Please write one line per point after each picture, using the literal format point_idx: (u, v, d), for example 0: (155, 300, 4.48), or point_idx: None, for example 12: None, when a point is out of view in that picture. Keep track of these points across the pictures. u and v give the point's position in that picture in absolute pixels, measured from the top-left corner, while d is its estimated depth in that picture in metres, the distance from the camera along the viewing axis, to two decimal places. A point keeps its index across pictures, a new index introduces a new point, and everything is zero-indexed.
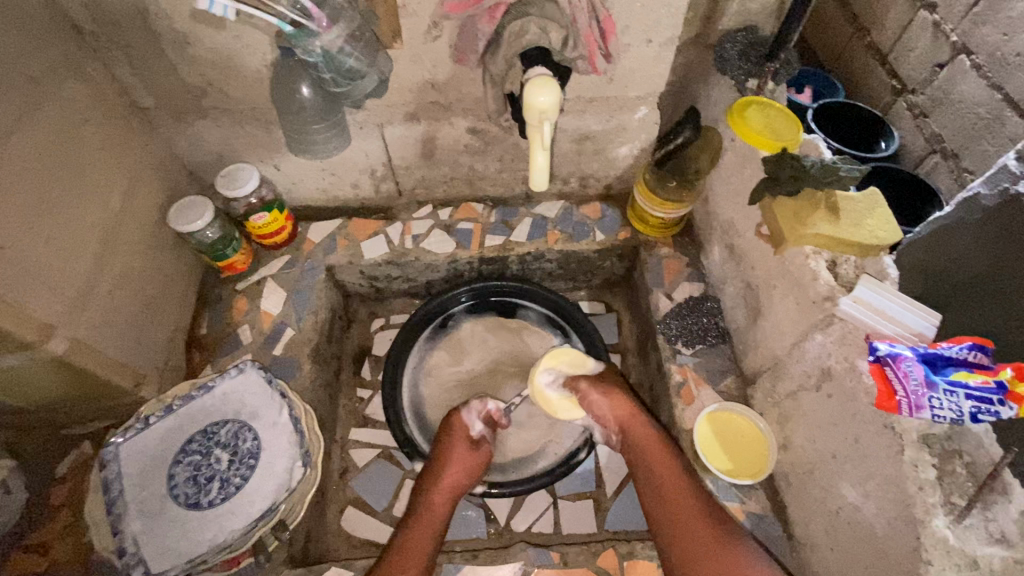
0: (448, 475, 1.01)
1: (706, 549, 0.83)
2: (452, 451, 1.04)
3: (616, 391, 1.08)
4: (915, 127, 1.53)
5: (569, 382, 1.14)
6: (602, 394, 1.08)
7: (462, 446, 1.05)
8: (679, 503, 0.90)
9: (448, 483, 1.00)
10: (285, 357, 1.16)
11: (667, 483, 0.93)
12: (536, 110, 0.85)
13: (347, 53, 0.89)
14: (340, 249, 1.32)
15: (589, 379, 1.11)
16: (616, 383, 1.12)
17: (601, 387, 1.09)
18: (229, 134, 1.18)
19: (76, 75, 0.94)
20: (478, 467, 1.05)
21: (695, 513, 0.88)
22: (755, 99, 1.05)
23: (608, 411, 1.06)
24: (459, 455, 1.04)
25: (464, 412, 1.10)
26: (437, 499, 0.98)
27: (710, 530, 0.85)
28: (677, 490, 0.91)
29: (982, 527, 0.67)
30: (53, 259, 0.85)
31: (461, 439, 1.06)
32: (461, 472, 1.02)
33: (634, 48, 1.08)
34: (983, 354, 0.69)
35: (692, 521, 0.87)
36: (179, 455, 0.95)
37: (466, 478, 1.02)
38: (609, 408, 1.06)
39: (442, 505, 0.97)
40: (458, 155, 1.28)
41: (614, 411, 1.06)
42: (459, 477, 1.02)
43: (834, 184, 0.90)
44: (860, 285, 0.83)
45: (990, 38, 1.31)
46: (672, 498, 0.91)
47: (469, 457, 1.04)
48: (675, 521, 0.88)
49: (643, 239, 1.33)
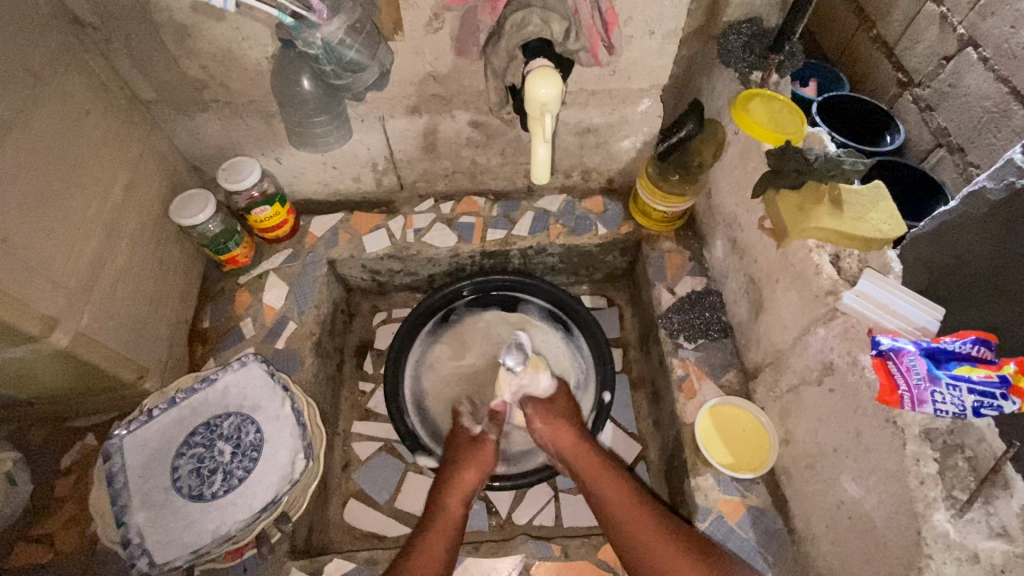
0: (461, 476, 1.00)
1: (664, 548, 0.84)
2: (460, 453, 1.05)
3: (561, 420, 1.06)
4: (921, 121, 1.52)
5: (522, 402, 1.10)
6: (546, 424, 1.06)
7: (467, 448, 1.06)
8: (628, 509, 0.91)
9: (461, 484, 0.99)
10: (287, 350, 1.17)
11: (625, 504, 0.92)
12: (537, 102, 0.84)
13: (348, 45, 0.89)
14: (342, 243, 1.32)
15: (539, 408, 1.08)
16: (565, 410, 1.09)
17: (546, 416, 1.07)
18: (230, 127, 1.18)
19: (76, 68, 0.93)
20: (485, 463, 1.04)
21: (649, 519, 0.89)
22: (759, 92, 1.05)
23: (549, 439, 1.05)
24: (468, 456, 1.04)
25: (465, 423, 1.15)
26: (452, 502, 0.96)
27: (671, 546, 0.84)
28: (625, 493, 0.93)
29: (982, 522, 0.68)
30: (55, 251, 0.85)
31: (465, 442, 1.07)
32: (473, 470, 1.01)
33: (637, 40, 1.07)
34: (987, 348, 0.69)
35: (648, 524, 0.88)
36: (183, 447, 0.95)
37: (476, 476, 1.01)
38: (551, 436, 1.05)
39: (457, 507, 0.96)
40: (459, 148, 1.28)
41: (557, 440, 1.04)
42: (472, 478, 1.00)
43: (836, 177, 0.90)
44: (862, 279, 0.83)
45: (997, 31, 1.30)
46: (635, 520, 0.89)
47: (476, 455, 1.04)
48: (628, 521, 0.89)
49: (645, 233, 1.33)
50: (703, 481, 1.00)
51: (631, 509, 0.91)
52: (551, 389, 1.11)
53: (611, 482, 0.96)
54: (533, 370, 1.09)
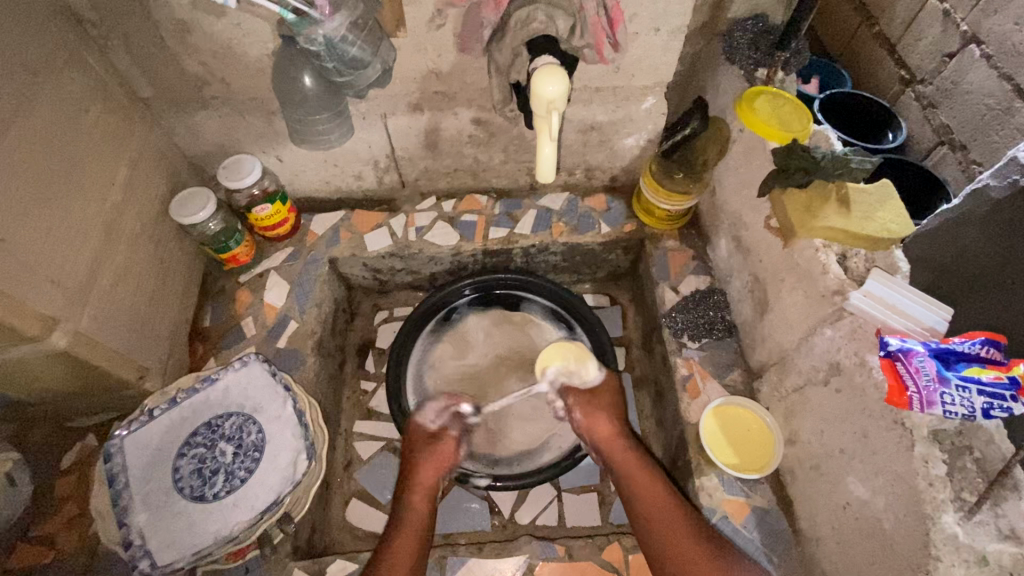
0: (420, 474, 0.96)
1: (684, 543, 0.84)
2: (414, 450, 1.00)
3: (599, 411, 1.03)
4: (923, 118, 1.51)
5: (564, 391, 1.06)
6: (584, 414, 1.03)
7: (421, 445, 1.00)
8: (663, 512, 0.88)
9: (422, 481, 0.96)
10: (289, 349, 1.16)
11: (653, 493, 0.91)
12: (544, 99, 0.83)
13: (350, 41, 0.88)
14: (344, 241, 1.31)
15: (580, 399, 1.05)
16: (608, 403, 1.05)
17: (586, 407, 1.04)
18: (231, 124, 1.17)
19: (75, 65, 0.92)
20: (446, 458, 0.99)
21: (679, 517, 0.87)
22: (767, 89, 1.04)
23: (588, 430, 1.02)
24: (421, 453, 0.99)
25: (420, 411, 1.05)
26: (416, 501, 0.93)
27: (693, 542, 0.84)
28: (653, 485, 0.92)
29: (990, 524, 0.67)
30: (54, 251, 0.84)
31: (421, 439, 1.01)
32: (431, 467, 0.97)
33: (642, 37, 1.06)
34: (996, 349, 0.68)
35: (677, 523, 0.86)
36: (184, 447, 0.95)
37: (436, 472, 0.97)
38: (589, 426, 1.02)
39: (420, 506, 0.92)
40: (462, 146, 1.27)
41: (594, 431, 1.01)
42: (430, 473, 0.97)
43: (844, 176, 0.89)
44: (869, 279, 0.81)
45: (1001, 27, 1.29)
46: (659, 512, 0.88)
47: (434, 450, 0.99)
48: (658, 520, 0.88)
49: (648, 231, 1.32)
50: (708, 481, 1.00)
51: (655, 500, 0.90)
52: (599, 380, 1.07)
53: (640, 474, 0.94)
54: (578, 359, 1.07)
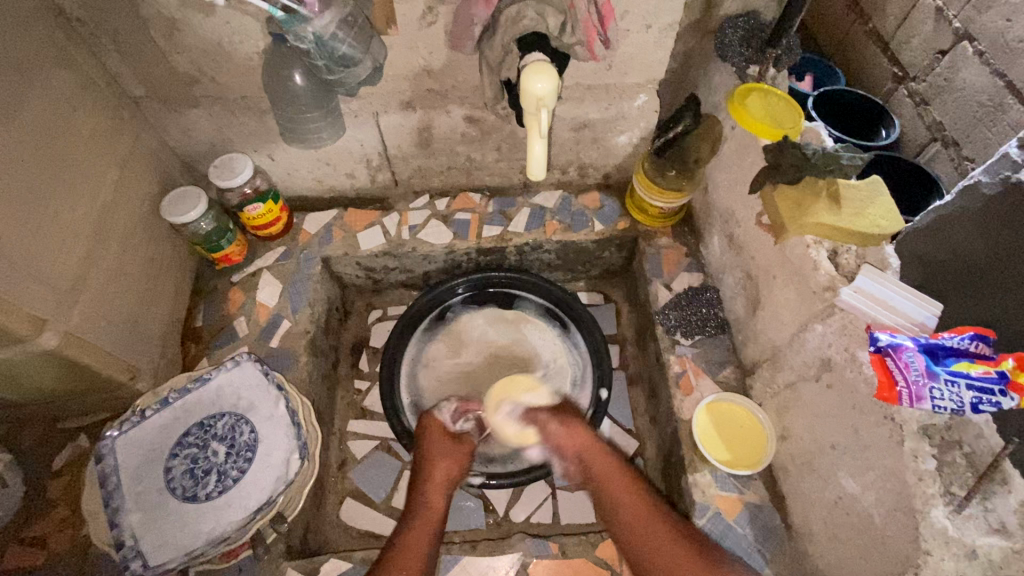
0: (437, 469, 0.97)
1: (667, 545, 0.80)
2: (433, 445, 1.01)
3: (575, 422, 1.02)
4: (916, 115, 1.52)
5: (528, 413, 1.06)
6: (560, 423, 1.02)
7: (442, 441, 1.02)
8: (645, 522, 0.84)
9: (440, 475, 0.96)
10: (281, 349, 1.16)
11: (632, 497, 0.87)
12: (533, 97, 0.83)
13: (340, 39, 0.88)
14: (337, 240, 1.31)
15: (548, 414, 1.04)
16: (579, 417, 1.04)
17: (559, 417, 1.03)
18: (221, 123, 1.16)
19: (64, 63, 0.92)
20: (463, 457, 1.01)
21: (661, 518, 0.83)
22: (757, 87, 1.03)
23: (563, 440, 1.00)
24: (442, 448, 1.01)
25: (438, 411, 1.09)
26: (432, 495, 0.92)
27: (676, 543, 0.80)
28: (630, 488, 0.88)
29: (981, 517, 0.67)
30: (42, 251, 0.83)
31: (441, 435, 1.03)
32: (451, 463, 0.98)
33: (633, 34, 1.07)
34: (984, 344, 0.68)
35: (660, 525, 0.83)
36: (175, 448, 0.94)
37: (457, 468, 0.98)
38: (562, 436, 1.00)
39: (438, 500, 0.92)
40: (454, 144, 1.27)
41: (570, 440, 0.99)
42: (449, 468, 0.98)
43: (835, 173, 0.90)
44: (860, 275, 0.82)
45: (993, 24, 1.29)
46: (639, 514, 0.85)
47: (454, 448, 1.01)
48: (637, 522, 0.83)
49: (642, 229, 1.32)
50: (701, 478, 1.00)
51: (634, 501, 0.86)
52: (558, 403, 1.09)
53: (619, 478, 0.90)
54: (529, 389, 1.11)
